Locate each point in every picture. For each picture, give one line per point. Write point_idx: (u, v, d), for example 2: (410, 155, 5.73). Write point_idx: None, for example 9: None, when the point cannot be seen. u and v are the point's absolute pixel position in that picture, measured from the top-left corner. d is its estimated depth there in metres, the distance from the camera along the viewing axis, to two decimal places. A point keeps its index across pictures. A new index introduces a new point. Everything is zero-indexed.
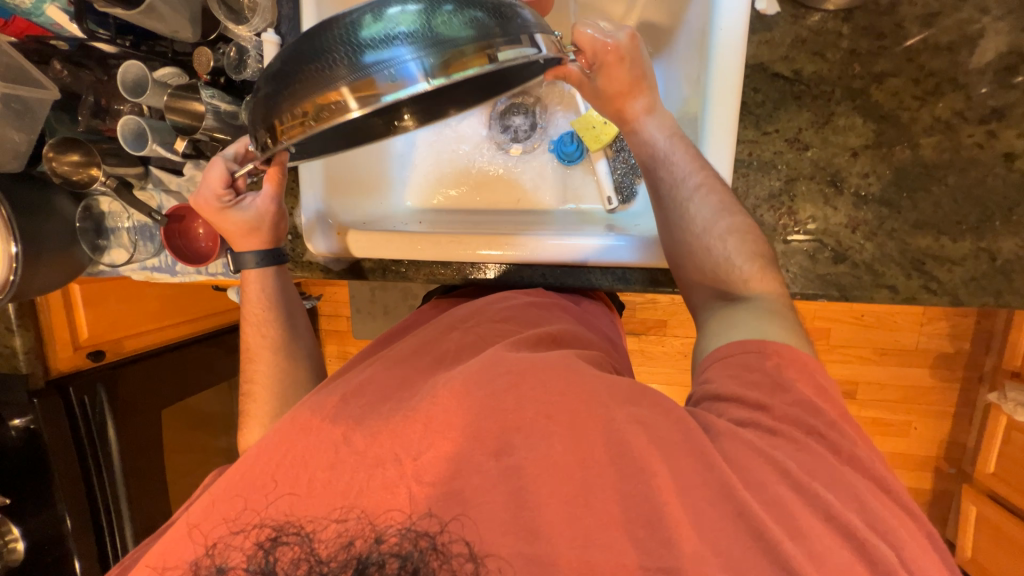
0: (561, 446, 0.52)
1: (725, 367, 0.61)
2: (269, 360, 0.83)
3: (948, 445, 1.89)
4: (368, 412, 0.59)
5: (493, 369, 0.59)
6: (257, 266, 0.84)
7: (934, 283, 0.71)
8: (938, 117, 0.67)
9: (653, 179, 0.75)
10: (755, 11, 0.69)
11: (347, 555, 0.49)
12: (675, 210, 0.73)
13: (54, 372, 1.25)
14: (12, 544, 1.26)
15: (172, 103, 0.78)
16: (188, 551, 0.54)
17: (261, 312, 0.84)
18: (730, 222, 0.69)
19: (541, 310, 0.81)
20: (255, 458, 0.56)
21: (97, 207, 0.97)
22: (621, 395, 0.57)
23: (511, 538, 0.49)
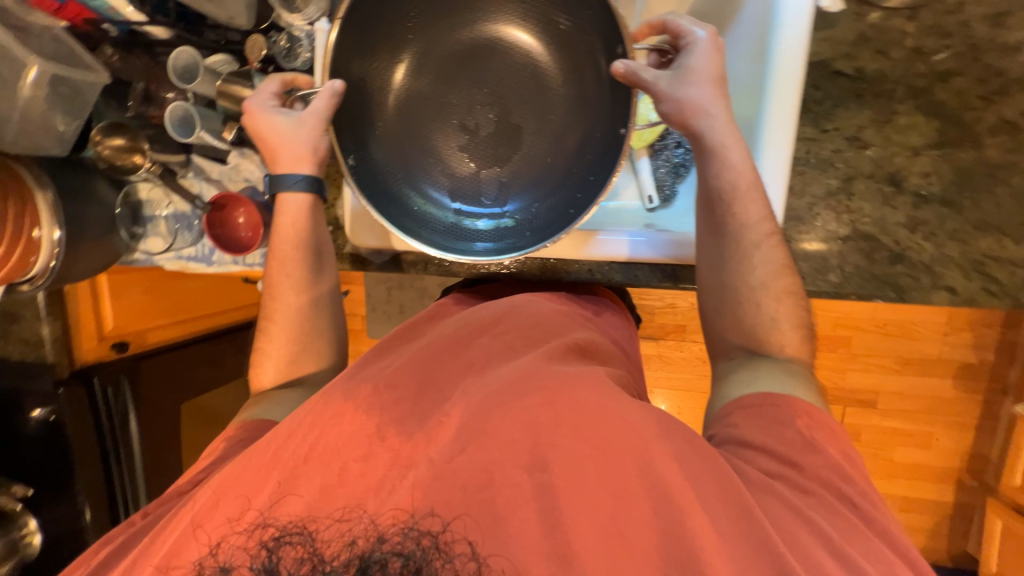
0: (593, 467, 0.54)
1: (752, 417, 0.64)
2: (292, 300, 0.85)
3: (970, 458, 1.86)
4: (407, 416, 0.61)
5: (533, 380, 0.61)
6: (301, 191, 0.80)
7: (995, 285, 0.70)
8: (1003, 117, 0.67)
9: (721, 212, 0.72)
10: (818, 9, 0.69)
11: (350, 555, 0.47)
12: (736, 255, 0.72)
13: (80, 363, 1.22)
14: (25, 539, 1.20)
15: (223, 88, 0.80)
16: (230, 534, 0.54)
17: (291, 252, 0.82)
18: (786, 283, 0.71)
19: (566, 320, 0.79)
20: (280, 449, 0.58)
21: (136, 194, 0.96)
22: (656, 428, 0.58)
23: (543, 543, 0.51)
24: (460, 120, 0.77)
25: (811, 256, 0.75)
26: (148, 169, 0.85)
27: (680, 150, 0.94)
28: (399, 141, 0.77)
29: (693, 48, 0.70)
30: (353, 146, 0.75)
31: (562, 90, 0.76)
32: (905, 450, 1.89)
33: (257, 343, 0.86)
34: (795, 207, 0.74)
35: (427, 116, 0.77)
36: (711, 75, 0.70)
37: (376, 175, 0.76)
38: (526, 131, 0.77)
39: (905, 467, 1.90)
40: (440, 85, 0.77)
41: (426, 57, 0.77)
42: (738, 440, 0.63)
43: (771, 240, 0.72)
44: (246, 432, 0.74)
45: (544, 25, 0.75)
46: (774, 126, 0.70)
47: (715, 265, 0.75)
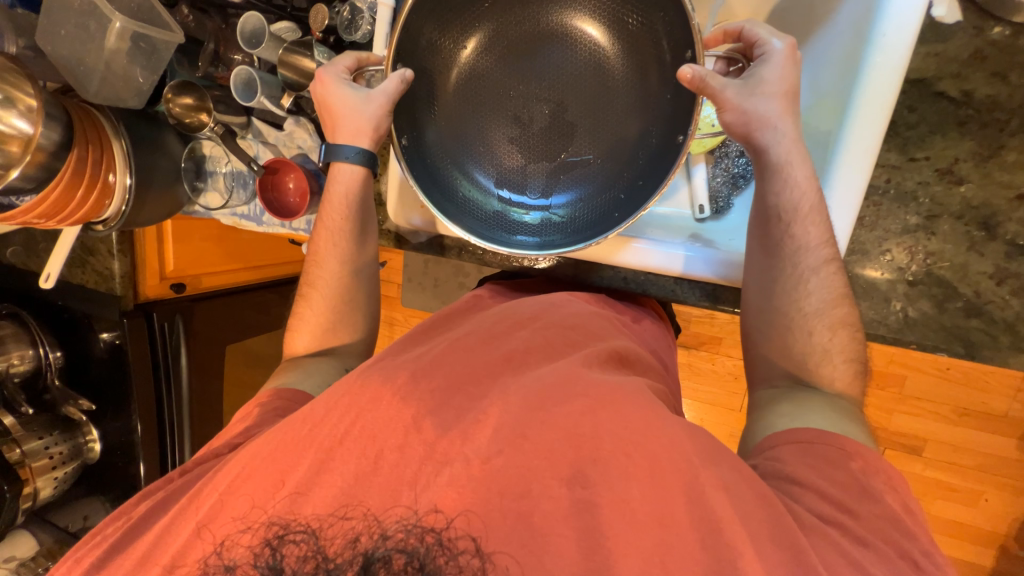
0: (639, 491, 0.50)
1: (801, 453, 0.58)
2: (332, 272, 0.89)
3: (1022, 526, 1.70)
4: (443, 403, 0.59)
5: (575, 389, 0.58)
6: (348, 162, 0.83)
7: None
8: None
9: (778, 235, 0.67)
10: (929, 18, 0.60)
11: (353, 551, 0.48)
12: (790, 279, 0.67)
13: (143, 297, 1.34)
14: (88, 445, 1.36)
15: (285, 57, 0.82)
16: (260, 500, 0.54)
17: (339, 223, 0.86)
18: (843, 314, 0.66)
19: (605, 323, 0.77)
20: (314, 426, 0.57)
21: (200, 149, 1.00)
22: (703, 452, 0.53)
23: (579, 561, 0.47)
24: (517, 109, 0.75)
25: (871, 296, 0.68)
26: (213, 128, 0.89)
27: (742, 160, 0.88)
28: (454, 124, 0.76)
29: (767, 58, 0.66)
30: (406, 125, 0.76)
31: (623, 89, 0.73)
32: (947, 505, 1.74)
33: (296, 308, 0.92)
34: (861, 240, 0.67)
35: (484, 102, 0.75)
36: (783, 87, 0.66)
37: (425, 156, 0.76)
38: (582, 129, 0.74)
39: (944, 523, 1.76)
40: (501, 71, 0.75)
41: (493, 40, 0.74)
42: (784, 476, 0.56)
43: (832, 266, 0.65)
44: (279, 401, 0.78)
45: (613, 20, 0.71)
46: (855, 146, 0.63)
47: (765, 290, 0.69)
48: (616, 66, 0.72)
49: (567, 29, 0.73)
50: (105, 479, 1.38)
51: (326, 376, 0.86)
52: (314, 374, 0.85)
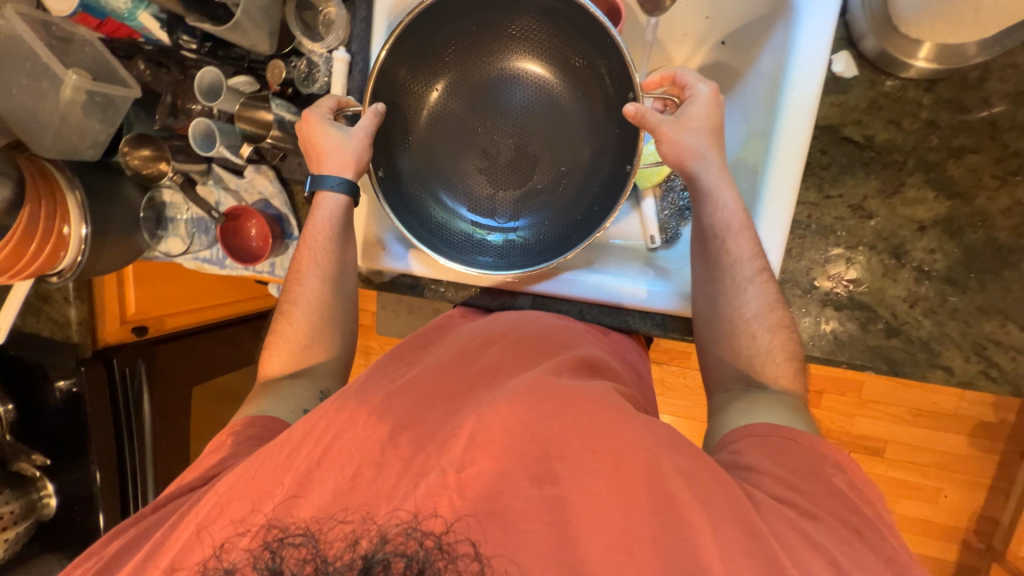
0: (606, 488, 0.50)
1: (758, 445, 0.60)
2: (315, 290, 0.86)
3: (978, 519, 1.75)
4: (416, 420, 0.58)
5: (540, 395, 0.57)
6: (337, 193, 0.83)
7: (995, 370, 0.68)
8: (1018, 200, 0.65)
9: (716, 250, 0.72)
10: (830, 73, 0.68)
11: (353, 555, 0.45)
12: (729, 290, 0.71)
13: (102, 344, 1.31)
14: (43, 500, 1.30)
15: (241, 112, 0.84)
16: (241, 517, 0.52)
17: (324, 239, 0.84)
18: (779, 316, 0.70)
19: (575, 335, 0.78)
20: (296, 447, 0.55)
21: (159, 198, 1.00)
22: (665, 443, 0.53)
23: (552, 558, 0.46)
24: (485, 143, 0.82)
25: (804, 321, 0.73)
26: (172, 178, 0.91)
27: (685, 194, 0.94)
28: (427, 155, 0.83)
29: (692, 98, 0.73)
30: (382, 159, 0.82)
31: (577, 125, 0.81)
32: (908, 503, 1.78)
33: (275, 326, 0.88)
34: (791, 269, 0.73)
35: (453, 135, 0.83)
36: (709, 122, 0.72)
37: (400, 186, 0.81)
38: (543, 159, 0.82)
39: (910, 521, 1.79)
40: (469, 110, 0.82)
41: (460, 83, 0.82)
42: (740, 466, 0.58)
43: (764, 277, 0.70)
44: (255, 429, 0.74)
45: (564, 65, 0.79)
46: (778, 177, 0.69)
47: (710, 302, 0.73)
48: (570, 106, 0.81)
49: (525, 73, 0.81)
50: (62, 535, 1.31)
51: (301, 401, 0.81)
52: (287, 400, 0.80)
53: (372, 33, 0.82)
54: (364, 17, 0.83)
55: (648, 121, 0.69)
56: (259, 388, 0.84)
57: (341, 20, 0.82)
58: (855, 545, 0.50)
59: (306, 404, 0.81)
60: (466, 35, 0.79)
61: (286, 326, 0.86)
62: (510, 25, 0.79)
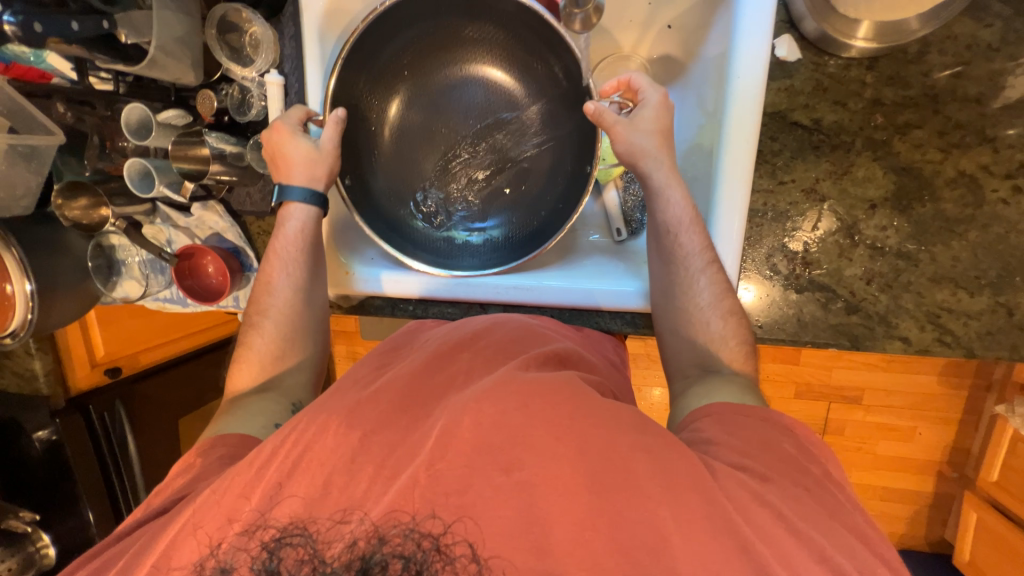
0: (569, 470, 0.48)
1: (718, 422, 0.59)
2: (287, 297, 0.79)
3: (952, 451, 1.81)
4: (386, 425, 0.55)
5: (508, 388, 0.54)
6: (302, 202, 0.78)
7: (949, 336, 0.70)
8: (962, 170, 0.66)
9: (670, 247, 0.72)
10: (775, 58, 0.68)
11: (351, 556, 0.43)
12: (683, 281, 0.71)
13: (75, 390, 1.28)
14: (42, 550, 1.27)
15: (176, 151, 0.78)
16: (205, 541, 0.49)
17: (294, 252, 0.79)
18: (730, 303, 0.70)
19: (549, 331, 0.75)
20: (268, 460, 0.52)
21: (107, 242, 0.95)
22: (627, 423, 0.52)
23: (522, 539, 0.45)
24: (449, 145, 0.84)
25: (768, 307, 0.74)
26: (114, 223, 0.86)
27: None
28: (394, 161, 0.85)
29: (645, 101, 0.73)
30: (348, 166, 0.83)
31: (538, 124, 0.84)
32: (888, 444, 1.82)
33: (243, 339, 0.79)
34: (750, 257, 0.73)
35: (418, 139, 0.84)
36: (657, 125, 0.72)
37: (369, 193, 0.84)
38: (506, 162, 0.85)
39: (890, 460, 1.84)
40: (429, 112, 0.83)
41: (418, 86, 0.82)
42: (701, 441, 0.58)
43: (713, 267, 0.70)
44: (224, 448, 0.65)
45: (521, 66, 0.81)
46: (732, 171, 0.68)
47: (666, 286, 0.73)
48: (527, 105, 0.83)
49: (482, 75, 0.82)
50: None
51: (271, 415, 0.72)
52: (260, 415, 0.71)
53: (303, 52, 0.79)
54: (293, 35, 0.79)
55: (606, 121, 0.71)
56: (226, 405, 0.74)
57: (267, 40, 0.78)
58: (806, 500, 0.50)
59: (278, 418, 0.72)
60: (421, 41, 0.80)
61: (246, 349, 0.78)
62: (466, 30, 0.80)
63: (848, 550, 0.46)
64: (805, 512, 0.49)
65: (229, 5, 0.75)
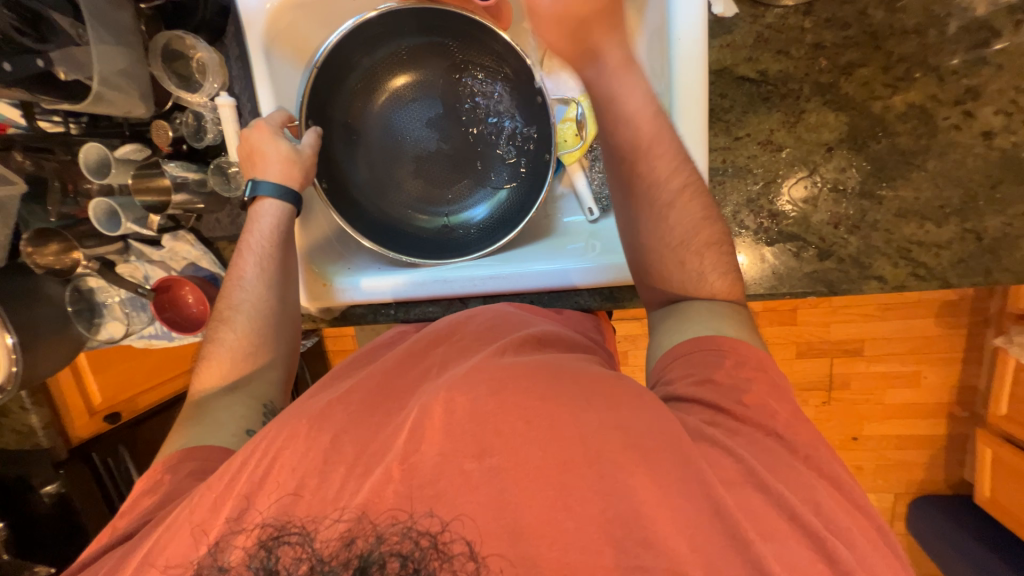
0: (540, 450, 0.48)
1: (684, 365, 0.59)
2: (259, 292, 0.79)
3: (959, 391, 1.80)
4: (360, 419, 0.55)
5: (478, 376, 0.54)
6: (273, 197, 0.79)
7: (922, 269, 0.70)
8: (912, 103, 0.66)
9: (635, 174, 0.68)
10: (712, 16, 0.67)
11: (348, 554, 0.45)
12: (657, 217, 0.67)
13: (76, 440, 1.26)
14: None
15: (138, 184, 0.79)
16: (191, 561, 0.50)
17: (267, 248, 0.79)
18: (710, 226, 0.66)
19: (525, 316, 0.75)
20: (240, 468, 0.53)
21: (85, 286, 0.97)
22: (605, 396, 0.52)
23: (497, 527, 0.45)
24: (427, 141, 0.88)
25: (744, 260, 0.74)
26: (88, 264, 0.87)
27: None
28: (375, 160, 0.89)
29: None
30: (324, 172, 0.86)
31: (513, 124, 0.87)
32: (894, 392, 1.82)
33: (213, 333, 0.78)
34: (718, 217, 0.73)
35: (398, 138, 0.88)
36: None
37: (348, 195, 0.87)
38: (481, 157, 0.89)
39: (898, 408, 1.84)
40: (408, 112, 0.87)
41: (382, 93, 0.86)
42: (673, 397, 0.57)
43: (687, 193, 0.66)
44: (193, 462, 0.65)
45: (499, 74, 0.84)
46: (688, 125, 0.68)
47: (642, 222, 0.68)
48: (494, 104, 0.86)
49: (459, 82, 0.86)
50: None
51: (243, 420, 0.72)
52: (225, 423, 0.70)
53: (249, 71, 0.79)
54: (238, 55, 0.80)
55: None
56: (191, 409, 0.73)
57: (214, 64, 0.79)
58: (778, 459, 0.50)
59: (249, 424, 0.72)
60: (403, 49, 0.85)
61: (205, 361, 0.76)
62: (446, 38, 0.84)
63: (813, 495, 0.48)
64: (774, 461, 0.50)
65: (171, 32, 0.76)
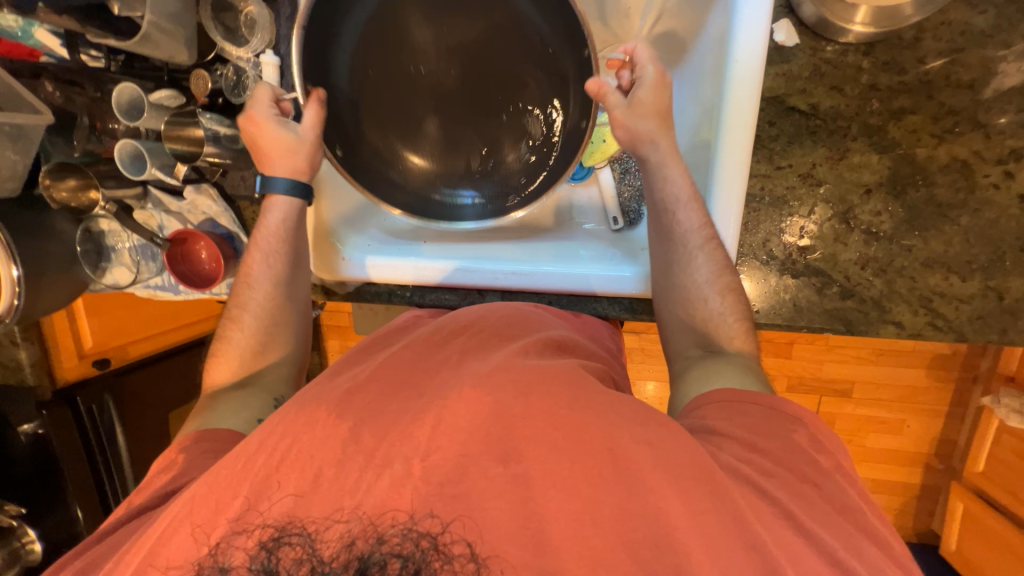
0: (567, 461, 0.49)
1: (718, 410, 0.61)
2: (268, 289, 0.81)
3: (939, 443, 1.84)
4: (377, 410, 0.55)
5: (502, 379, 0.55)
6: (285, 194, 0.78)
7: (941, 320, 0.71)
8: (955, 156, 0.67)
9: (665, 224, 0.73)
10: (773, 43, 0.68)
11: (348, 556, 0.43)
12: (681, 261, 0.72)
13: (62, 382, 1.26)
14: (31, 545, 1.25)
15: (168, 132, 0.78)
16: (194, 554, 0.48)
17: (274, 244, 0.79)
18: (728, 279, 0.71)
19: (544, 316, 0.76)
20: (256, 451, 0.52)
21: (96, 228, 0.93)
22: (630, 415, 0.53)
23: (519, 536, 0.46)
24: (445, 105, 0.77)
25: (760, 291, 0.74)
26: (105, 206, 0.83)
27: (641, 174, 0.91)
28: (381, 122, 0.78)
29: None
30: (335, 134, 0.77)
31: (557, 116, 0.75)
32: (877, 437, 1.85)
33: (221, 332, 0.81)
34: (748, 243, 0.74)
35: (408, 97, 0.76)
36: None
37: (356, 160, 0.78)
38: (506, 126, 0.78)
39: (879, 452, 1.87)
40: (416, 65, 0.75)
41: (383, 39, 0.73)
42: (705, 429, 0.59)
43: (711, 246, 0.71)
44: (208, 443, 0.68)
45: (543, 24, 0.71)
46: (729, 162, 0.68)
47: (666, 269, 0.74)
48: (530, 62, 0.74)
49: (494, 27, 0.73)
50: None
51: (256, 410, 0.74)
52: (242, 411, 0.74)
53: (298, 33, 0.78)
54: (289, 16, 0.78)
55: None
56: (205, 400, 0.77)
57: (263, 20, 0.77)
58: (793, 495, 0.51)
59: (260, 413, 0.74)
60: None
61: (221, 353, 0.80)
62: None
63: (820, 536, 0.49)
64: (789, 499, 0.51)
65: None
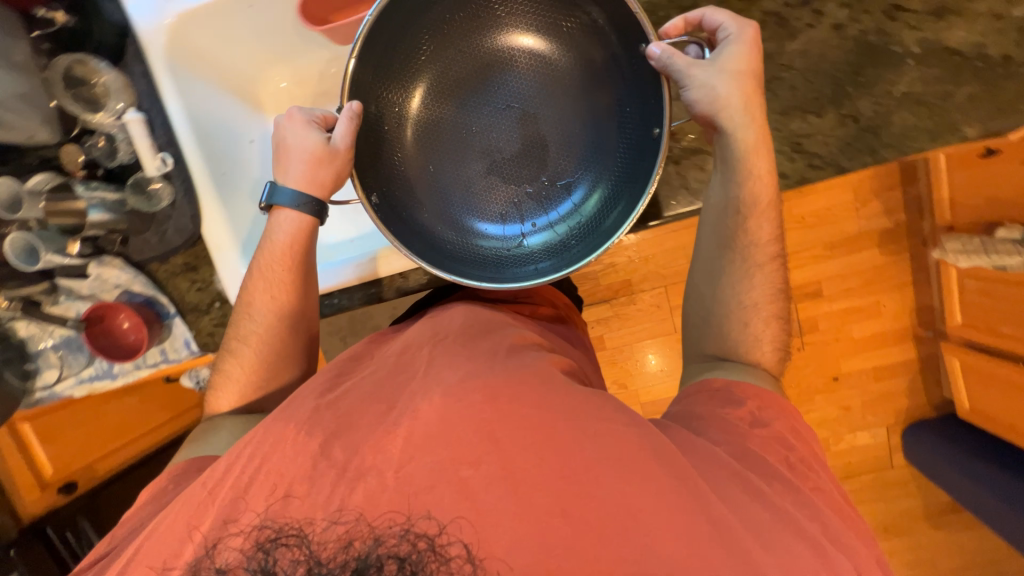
0: (512, 445, 0.53)
1: (709, 399, 0.65)
2: (266, 322, 0.78)
3: (919, 311, 1.80)
4: (345, 424, 0.57)
5: (472, 383, 0.56)
6: (292, 209, 0.75)
7: (816, 159, 0.75)
8: (767, 12, 0.73)
9: (735, 225, 0.71)
10: None
11: (347, 556, 0.48)
12: (740, 270, 0.71)
13: (28, 516, 1.22)
14: None
15: (48, 208, 0.80)
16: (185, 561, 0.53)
17: (281, 273, 0.76)
18: (774, 309, 0.71)
19: (501, 318, 0.73)
20: (228, 488, 0.55)
21: (16, 333, 0.93)
22: (551, 385, 0.57)
23: (498, 531, 0.49)
24: (492, 150, 0.75)
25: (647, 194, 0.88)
26: (11, 306, 0.88)
27: None
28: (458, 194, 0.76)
29: None
30: (374, 183, 0.74)
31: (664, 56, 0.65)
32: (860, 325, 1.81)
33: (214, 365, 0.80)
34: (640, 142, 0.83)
35: (451, 145, 0.75)
36: None
37: (400, 211, 0.74)
38: (554, 145, 0.74)
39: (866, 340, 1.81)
40: (463, 109, 0.75)
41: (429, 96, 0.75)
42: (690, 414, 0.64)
43: (772, 264, 0.71)
44: None
45: (556, 35, 0.72)
46: None
47: (712, 275, 0.73)
48: (521, 67, 0.74)
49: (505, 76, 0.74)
50: None
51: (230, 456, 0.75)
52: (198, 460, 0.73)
53: (155, 85, 0.83)
54: (142, 72, 0.84)
55: None
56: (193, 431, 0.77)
57: (118, 85, 0.84)
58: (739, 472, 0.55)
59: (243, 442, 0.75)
60: (441, 31, 0.73)
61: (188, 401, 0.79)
62: (496, 12, 0.73)
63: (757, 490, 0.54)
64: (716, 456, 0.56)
65: (72, 58, 0.81)
